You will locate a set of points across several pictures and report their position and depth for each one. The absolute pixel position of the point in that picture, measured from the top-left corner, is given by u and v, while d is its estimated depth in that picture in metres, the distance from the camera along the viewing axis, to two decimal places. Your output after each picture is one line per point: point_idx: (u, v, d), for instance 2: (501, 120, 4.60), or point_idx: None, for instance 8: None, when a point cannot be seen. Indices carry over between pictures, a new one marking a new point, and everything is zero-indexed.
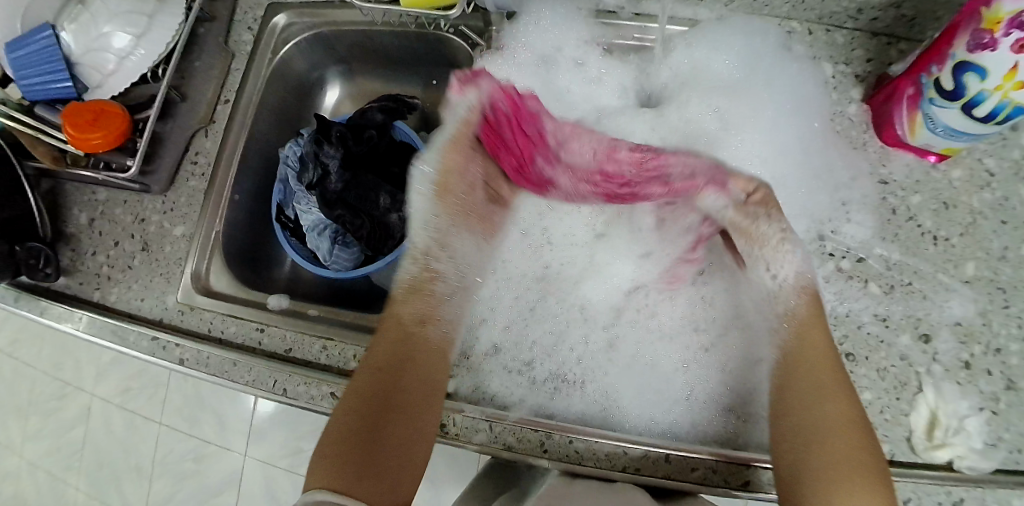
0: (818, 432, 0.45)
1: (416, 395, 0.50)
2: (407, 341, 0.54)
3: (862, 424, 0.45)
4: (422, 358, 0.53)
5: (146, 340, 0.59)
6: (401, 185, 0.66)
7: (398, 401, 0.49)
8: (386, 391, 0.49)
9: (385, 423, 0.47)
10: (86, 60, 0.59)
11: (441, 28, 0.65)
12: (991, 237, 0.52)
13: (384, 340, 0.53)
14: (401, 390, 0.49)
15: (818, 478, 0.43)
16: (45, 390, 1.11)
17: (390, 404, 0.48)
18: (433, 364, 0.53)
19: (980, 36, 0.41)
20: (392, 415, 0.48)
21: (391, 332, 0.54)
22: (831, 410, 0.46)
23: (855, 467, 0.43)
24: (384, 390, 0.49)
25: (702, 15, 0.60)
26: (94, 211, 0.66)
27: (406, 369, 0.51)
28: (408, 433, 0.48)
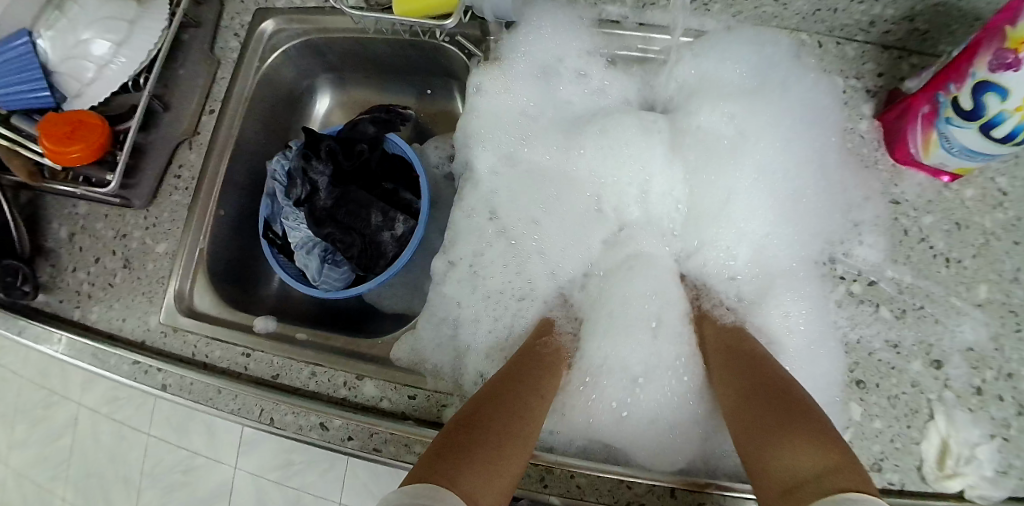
0: (744, 405, 0.44)
1: (532, 419, 0.45)
2: (546, 370, 0.51)
3: (768, 384, 0.44)
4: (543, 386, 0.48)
5: (128, 364, 0.56)
6: (394, 200, 0.61)
7: (513, 416, 0.43)
8: (505, 403, 0.44)
9: (491, 426, 0.42)
10: (64, 68, 0.56)
11: (437, 37, 0.62)
12: (1004, 259, 0.51)
13: (521, 362, 0.50)
14: (519, 408, 0.44)
15: (755, 458, 0.40)
16: (31, 398, 1.07)
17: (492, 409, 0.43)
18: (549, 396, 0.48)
19: (1003, 55, 0.39)
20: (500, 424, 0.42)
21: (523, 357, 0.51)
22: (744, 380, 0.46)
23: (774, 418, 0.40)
24: (503, 403, 0.44)
25: (709, 26, 0.57)
26: (74, 225, 0.63)
27: (527, 390, 0.47)
28: (512, 444, 0.41)
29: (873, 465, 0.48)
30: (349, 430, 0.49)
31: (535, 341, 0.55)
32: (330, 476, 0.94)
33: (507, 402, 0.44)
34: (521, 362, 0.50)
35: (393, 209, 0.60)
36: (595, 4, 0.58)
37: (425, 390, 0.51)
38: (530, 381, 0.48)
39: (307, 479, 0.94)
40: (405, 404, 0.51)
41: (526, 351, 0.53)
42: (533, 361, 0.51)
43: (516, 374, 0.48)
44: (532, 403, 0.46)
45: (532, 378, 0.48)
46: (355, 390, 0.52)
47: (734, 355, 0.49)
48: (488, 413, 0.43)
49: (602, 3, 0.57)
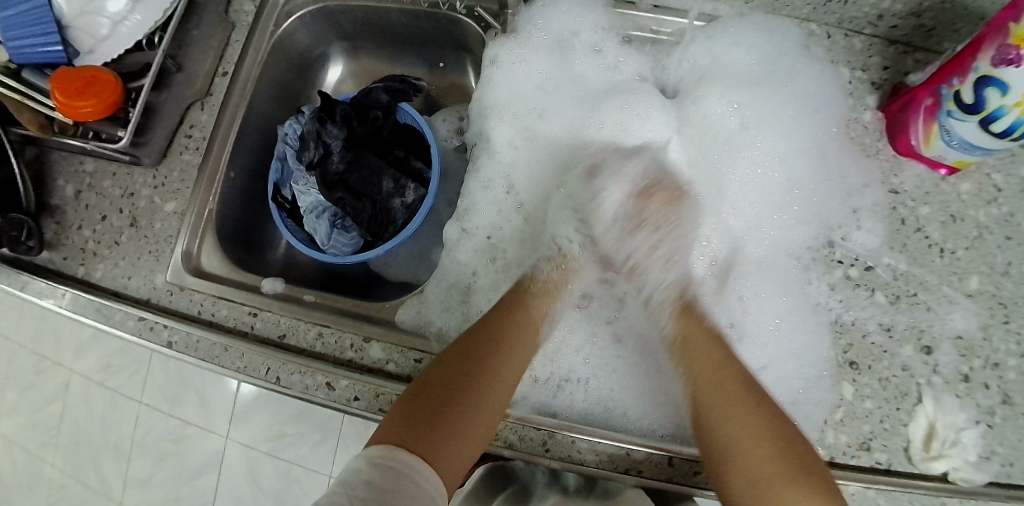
0: (727, 440, 0.45)
1: (503, 374, 0.49)
2: (525, 322, 0.54)
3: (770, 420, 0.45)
4: (517, 341, 0.52)
5: (133, 320, 0.56)
6: (404, 168, 0.62)
7: (476, 382, 0.47)
8: (472, 368, 0.48)
9: (465, 383, 0.47)
10: (78, 24, 0.56)
11: (455, 9, 0.62)
12: (995, 252, 0.52)
13: (501, 316, 0.53)
14: (488, 372, 0.48)
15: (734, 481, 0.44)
16: (22, 364, 1.07)
17: (470, 364, 0.48)
18: (522, 353, 0.52)
19: (1006, 51, 0.40)
20: (475, 380, 0.48)
21: (515, 309, 0.55)
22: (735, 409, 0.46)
23: (784, 458, 0.42)
24: (469, 368, 0.48)
25: (722, 11, 0.58)
26: (81, 183, 0.63)
27: (498, 350, 0.50)
28: (486, 402, 0.47)
29: (862, 443, 0.50)
30: (356, 390, 0.50)
31: (517, 286, 0.57)
32: (323, 448, 0.94)
33: (475, 368, 0.48)
34: (501, 317, 0.53)
35: (404, 177, 0.61)
36: None
37: (430, 354, 0.52)
38: (504, 339, 0.51)
39: (300, 451, 0.94)
40: (411, 367, 0.52)
41: (510, 299, 0.55)
42: (512, 315, 0.54)
43: (489, 328, 0.52)
44: (502, 364, 0.50)
45: (507, 334, 0.52)
46: (361, 353, 0.52)
47: (720, 379, 0.49)
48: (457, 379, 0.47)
49: None
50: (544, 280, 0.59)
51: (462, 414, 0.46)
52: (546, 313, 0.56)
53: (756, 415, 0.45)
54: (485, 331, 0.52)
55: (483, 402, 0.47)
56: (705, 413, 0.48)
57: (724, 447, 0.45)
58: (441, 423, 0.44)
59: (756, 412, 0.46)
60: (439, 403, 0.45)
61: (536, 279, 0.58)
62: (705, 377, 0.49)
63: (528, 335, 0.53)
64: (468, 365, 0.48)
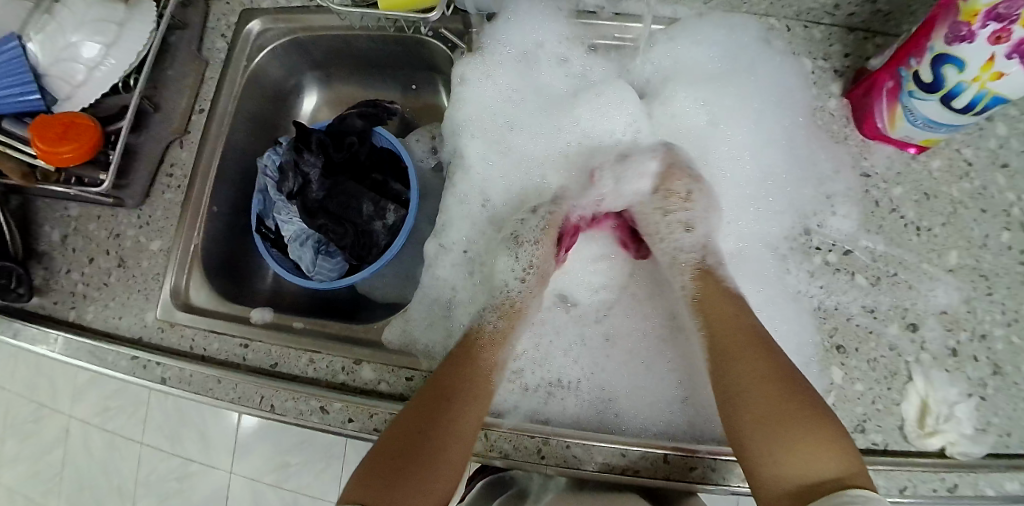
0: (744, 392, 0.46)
1: (460, 430, 0.47)
2: (476, 372, 0.52)
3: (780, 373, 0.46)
4: (476, 392, 0.50)
5: (126, 359, 0.57)
6: (384, 190, 0.63)
7: (431, 440, 0.46)
8: (426, 427, 0.47)
9: (419, 444, 0.46)
10: (54, 71, 0.57)
11: (421, 31, 0.63)
12: (971, 226, 0.53)
13: (456, 364, 0.52)
14: (446, 431, 0.47)
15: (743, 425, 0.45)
16: (21, 413, 1.06)
17: (423, 424, 0.47)
18: (482, 403, 0.50)
19: (958, 28, 0.41)
20: (428, 440, 0.46)
21: (466, 357, 0.53)
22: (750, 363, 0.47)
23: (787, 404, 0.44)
24: (423, 428, 0.47)
25: (681, 12, 0.59)
26: (67, 227, 0.64)
27: (454, 400, 0.49)
28: (442, 463, 0.46)
29: (857, 425, 0.50)
30: (349, 412, 0.51)
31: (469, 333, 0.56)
32: (326, 476, 0.93)
33: (429, 426, 0.47)
34: (452, 370, 0.51)
35: (384, 199, 0.62)
36: None
37: (421, 371, 0.53)
38: (459, 389, 0.50)
39: (303, 480, 0.94)
40: (403, 385, 0.52)
41: (460, 346, 0.54)
42: (467, 363, 0.52)
43: (443, 378, 0.50)
44: (461, 418, 0.48)
45: (465, 389, 0.50)
46: (353, 375, 0.53)
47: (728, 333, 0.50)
48: (412, 444, 0.46)
49: None
50: (487, 332, 0.56)
51: (422, 479, 0.45)
52: (497, 362, 0.54)
53: (772, 372, 0.46)
54: (436, 382, 0.50)
55: (442, 461, 0.46)
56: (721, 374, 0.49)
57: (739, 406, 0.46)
58: (392, 494, 0.43)
59: (769, 367, 0.46)
60: (391, 473, 0.44)
61: (478, 332, 0.56)
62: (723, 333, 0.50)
63: (482, 380, 0.52)
64: (422, 428, 0.47)
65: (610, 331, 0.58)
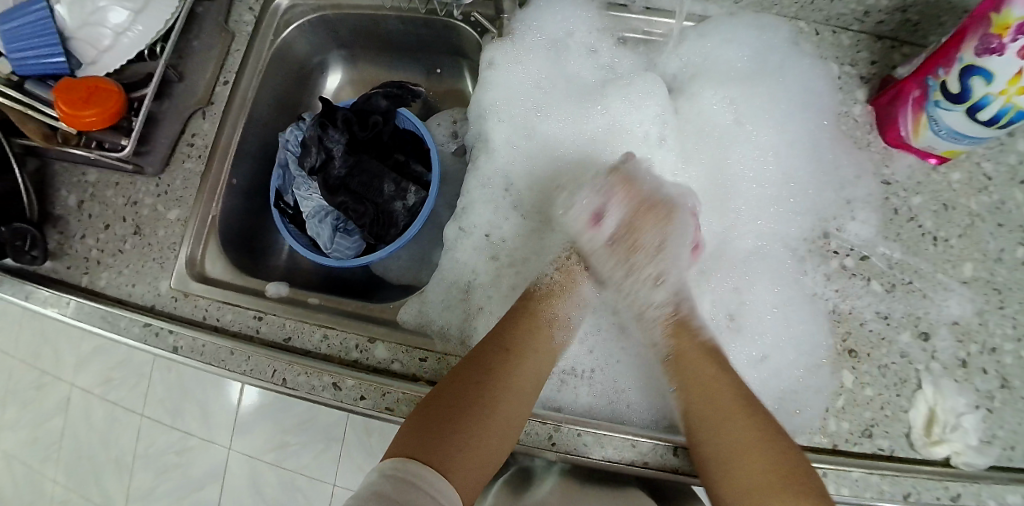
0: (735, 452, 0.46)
1: (516, 383, 0.49)
2: (533, 327, 0.54)
3: (772, 433, 0.45)
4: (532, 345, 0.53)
5: (139, 326, 0.57)
6: (405, 171, 0.64)
7: (489, 388, 0.48)
8: (484, 377, 0.49)
9: (476, 393, 0.48)
10: (80, 35, 0.56)
11: (452, 15, 0.64)
12: (988, 239, 0.53)
13: (514, 323, 0.54)
14: (501, 379, 0.49)
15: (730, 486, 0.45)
16: (23, 380, 1.06)
17: (482, 373, 0.49)
18: (538, 354, 0.52)
19: (989, 41, 0.41)
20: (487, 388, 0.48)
21: (523, 317, 0.55)
22: (741, 431, 0.46)
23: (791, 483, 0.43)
24: (481, 377, 0.49)
25: (712, 10, 0.60)
26: (84, 193, 0.63)
27: (509, 355, 0.51)
28: (500, 411, 0.47)
29: (864, 430, 0.50)
30: (362, 390, 0.51)
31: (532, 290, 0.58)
32: (325, 457, 0.94)
33: (486, 377, 0.49)
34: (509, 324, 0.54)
35: (405, 180, 0.62)
36: None
37: (435, 353, 0.53)
38: (515, 345, 0.52)
39: (302, 460, 0.94)
40: (416, 366, 0.53)
41: (519, 305, 0.56)
42: (521, 323, 0.54)
43: (501, 335, 0.53)
44: (515, 372, 0.50)
45: (520, 346, 0.52)
46: (367, 353, 0.53)
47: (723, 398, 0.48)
48: (470, 390, 0.48)
49: None
50: (545, 287, 0.59)
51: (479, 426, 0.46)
52: (556, 316, 0.57)
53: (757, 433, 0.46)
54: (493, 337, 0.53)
55: (500, 410, 0.47)
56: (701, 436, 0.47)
57: (732, 473, 0.45)
58: (451, 435, 0.45)
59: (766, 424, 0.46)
60: (450, 416, 0.46)
61: (536, 288, 0.59)
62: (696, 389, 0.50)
63: (540, 339, 0.54)
64: (481, 377, 0.49)
65: (624, 322, 0.60)
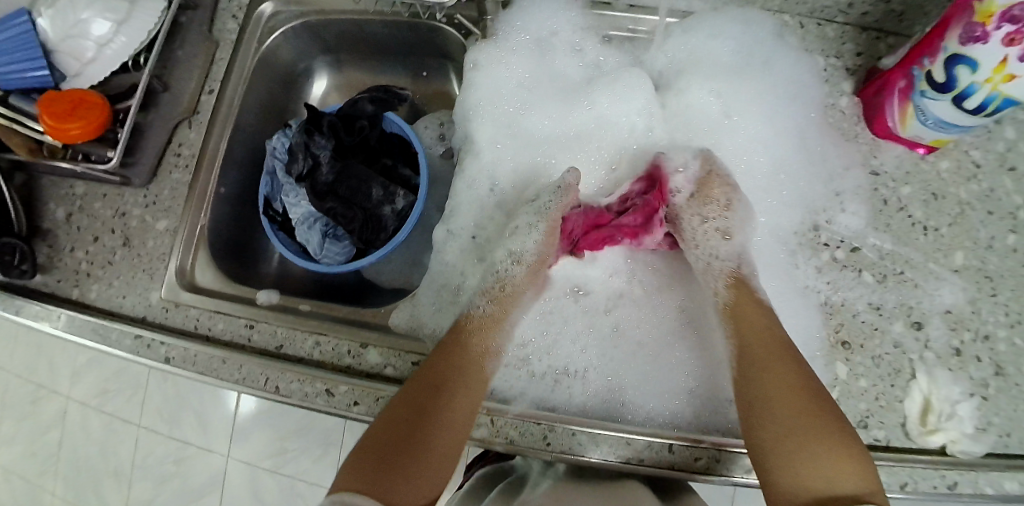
0: (773, 404, 0.46)
1: (451, 414, 0.48)
2: (467, 356, 0.53)
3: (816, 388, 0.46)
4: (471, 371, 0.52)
5: (130, 338, 0.56)
6: (393, 175, 0.64)
7: (422, 423, 0.47)
8: (417, 412, 0.48)
9: (409, 429, 0.47)
10: (63, 49, 0.56)
11: (435, 18, 0.63)
12: (978, 227, 0.53)
13: (445, 351, 0.52)
14: (439, 408, 0.48)
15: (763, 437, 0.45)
16: (18, 394, 1.06)
17: (416, 406, 0.48)
18: (477, 381, 0.52)
19: (972, 29, 0.41)
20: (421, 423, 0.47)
21: (454, 345, 0.53)
22: (786, 382, 0.47)
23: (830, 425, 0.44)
24: (415, 412, 0.48)
25: (696, 7, 0.59)
26: (72, 205, 0.63)
27: (443, 386, 0.49)
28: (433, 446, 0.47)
29: (860, 421, 0.50)
30: (355, 395, 0.51)
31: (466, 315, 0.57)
32: (324, 463, 0.93)
33: (420, 411, 0.48)
34: (447, 351, 0.52)
35: (394, 184, 0.62)
36: None
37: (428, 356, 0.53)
38: (451, 375, 0.50)
39: (302, 467, 0.94)
40: (409, 370, 0.52)
41: (451, 334, 0.55)
42: (454, 352, 0.52)
43: (434, 365, 0.51)
44: (450, 403, 0.49)
45: (455, 375, 0.51)
46: (359, 358, 0.53)
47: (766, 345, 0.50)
48: (403, 427, 0.47)
49: None
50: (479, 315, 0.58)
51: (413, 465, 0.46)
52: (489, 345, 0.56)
53: (800, 383, 0.46)
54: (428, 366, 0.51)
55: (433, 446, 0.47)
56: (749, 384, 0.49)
57: (768, 421, 0.45)
58: (385, 475, 0.44)
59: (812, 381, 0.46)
60: (384, 456, 0.45)
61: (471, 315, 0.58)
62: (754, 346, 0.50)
63: (473, 369, 0.53)
64: (414, 413, 0.48)
65: (619, 320, 0.58)
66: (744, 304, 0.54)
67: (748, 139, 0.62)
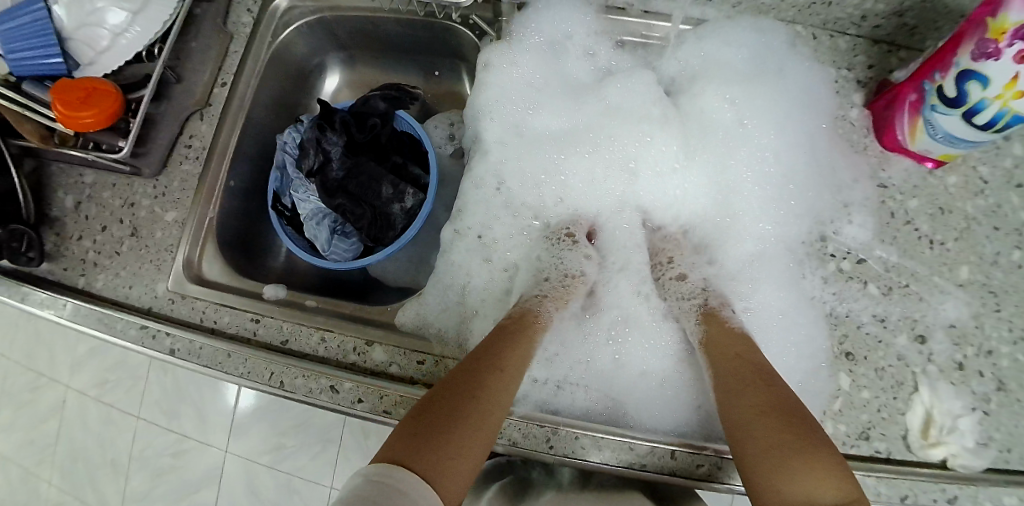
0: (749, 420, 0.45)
1: (503, 397, 0.47)
2: (525, 343, 0.53)
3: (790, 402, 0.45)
4: (517, 362, 0.50)
5: (135, 328, 0.56)
6: (403, 174, 0.64)
7: (474, 400, 0.46)
8: (469, 388, 0.47)
9: (461, 403, 0.46)
10: (79, 36, 0.56)
11: (451, 18, 0.63)
12: (984, 243, 0.53)
13: (502, 338, 0.52)
14: (486, 392, 0.47)
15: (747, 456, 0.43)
16: (17, 381, 1.06)
17: (469, 383, 0.47)
18: (524, 373, 0.50)
19: (985, 45, 0.41)
20: (473, 399, 0.46)
21: (508, 332, 0.53)
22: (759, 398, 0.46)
23: (799, 444, 0.42)
24: (468, 387, 0.47)
25: (709, 15, 0.59)
26: (81, 194, 0.63)
27: (499, 370, 0.49)
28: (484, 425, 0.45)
29: (862, 433, 0.51)
30: (360, 392, 0.51)
31: (522, 311, 0.56)
32: (322, 459, 0.93)
33: (474, 388, 0.47)
34: (502, 337, 0.52)
35: (403, 182, 0.62)
36: None
37: (434, 356, 0.53)
38: (504, 360, 0.50)
39: (299, 463, 0.94)
40: (414, 368, 0.52)
41: (510, 322, 0.54)
42: (510, 339, 0.52)
43: (488, 348, 0.50)
44: (502, 385, 0.48)
45: (508, 360, 0.50)
46: (364, 356, 0.53)
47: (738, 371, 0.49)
48: (454, 401, 0.46)
49: None
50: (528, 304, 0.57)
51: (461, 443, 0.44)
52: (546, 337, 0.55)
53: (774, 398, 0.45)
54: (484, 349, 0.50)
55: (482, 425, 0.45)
56: (724, 403, 0.47)
57: (747, 441, 0.44)
58: (434, 447, 0.42)
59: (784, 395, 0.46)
60: (432, 427, 0.44)
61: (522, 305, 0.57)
62: (728, 366, 0.50)
63: (528, 356, 0.52)
64: (465, 389, 0.46)
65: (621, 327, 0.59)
66: (719, 331, 0.54)
67: (762, 148, 0.62)
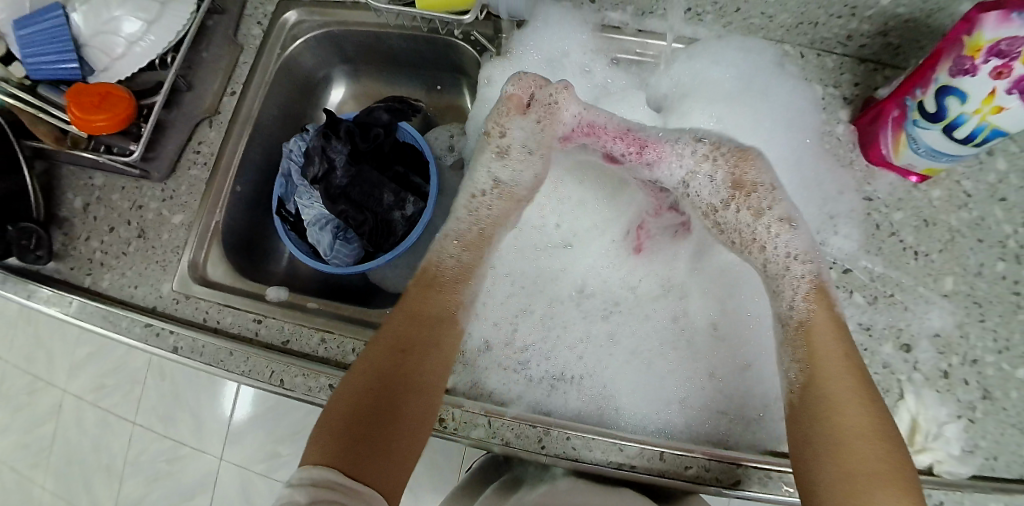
0: (838, 439, 0.45)
1: (422, 379, 0.50)
2: (431, 320, 0.55)
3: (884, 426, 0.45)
4: (430, 342, 0.53)
5: (140, 326, 0.58)
6: (405, 182, 0.66)
7: (395, 391, 0.48)
8: (387, 378, 0.49)
9: (383, 396, 0.48)
10: (94, 42, 0.58)
11: (453, 34, 0.67)
12: (968, 254, 0.55)
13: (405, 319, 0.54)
14: (405, 379, 0.49)
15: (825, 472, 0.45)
16: (15, 384, 1.06)
17: (388, 375, 0.49)
18: (438, 350, 0.53)
19: (962, 62, 0.43)
20: (394, 389, 0.48)
21: (411, 312, 0.55)
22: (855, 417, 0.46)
23: (883, 472, 0.43)
24: (384, 378, 0.49)
25: (701, 33, 0.62)
26: (90, 196, 0.65)
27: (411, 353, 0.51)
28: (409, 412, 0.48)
29: None
30: None
31: (423, 286, 0.58)
32: None
33: (390, 378, 0.49)
34: (406, 318, 0.54)
35: (404, 191, 0.65)
36: (599, 10, 0.63)
37: None
38: (416, 342, 0.52)
39: (295, 471, 0.94)
40: None
41: (409, 301, 0.56)
42: (414, 320, 0.54)
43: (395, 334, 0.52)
44: (422, 369, 0.50)
45: (418, 341, 0.52)
46: None
47: (836, 381, 0.48)
48: (376, 395, 0.48)
49: (606, 9, 0.63)
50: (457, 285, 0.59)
51: (392, 435, 0.46)
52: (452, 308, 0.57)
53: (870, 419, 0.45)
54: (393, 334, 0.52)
55: (410, 413, 0.48)
56: (812, 415, 0.48)
57: (830, 458, 0.45)
58: (364, 445, 0.45)
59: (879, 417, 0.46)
60: (359, 426, 0.46)
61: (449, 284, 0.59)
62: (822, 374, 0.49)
63: (440, 333, 0.54)
64: (382, 381, 0.48)
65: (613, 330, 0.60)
66: (820, 321, 0.52)
67: None
